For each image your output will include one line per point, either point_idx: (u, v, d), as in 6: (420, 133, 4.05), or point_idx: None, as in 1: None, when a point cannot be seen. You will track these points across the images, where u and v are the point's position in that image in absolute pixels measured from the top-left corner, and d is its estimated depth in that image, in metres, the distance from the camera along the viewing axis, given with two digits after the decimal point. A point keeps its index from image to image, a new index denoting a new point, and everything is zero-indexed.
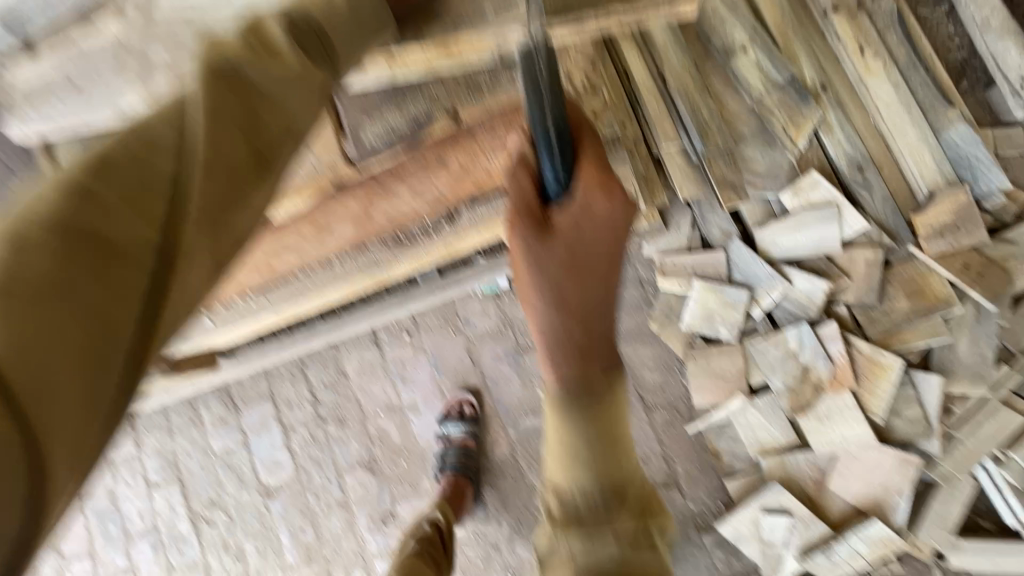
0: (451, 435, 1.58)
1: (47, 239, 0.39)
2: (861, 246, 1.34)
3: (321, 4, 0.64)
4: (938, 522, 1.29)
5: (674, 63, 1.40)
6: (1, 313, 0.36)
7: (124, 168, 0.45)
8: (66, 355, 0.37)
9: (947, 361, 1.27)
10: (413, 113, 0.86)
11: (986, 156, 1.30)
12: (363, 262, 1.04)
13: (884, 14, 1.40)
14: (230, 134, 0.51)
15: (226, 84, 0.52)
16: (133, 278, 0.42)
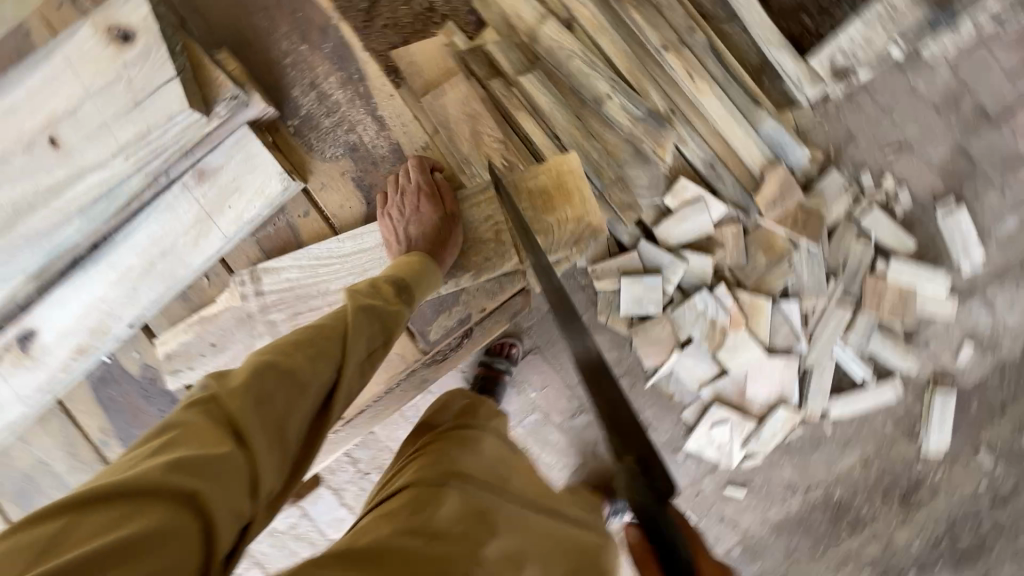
0: (495, 366, 1.95)
1: (266, 386, 0.96)
2: (727, 223, 1.84)
3: (415, 264, 1.35)
4: (819, 393, 1.90)
5: (562, 123, 1.78)
6: (238, 421, 0.91)
7: (286, 368, 0.98)
8: (254, 443, 0.90)
9: (798, 288, 1.84)
10: (458, 315, 1.54)
11: (790, 140, 1.81)
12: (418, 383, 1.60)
13: (699, 44, 1.82)
14: (359, 346, 1.09)
15: (365, 313, 1.13)
16: (286, 415, 0.95)
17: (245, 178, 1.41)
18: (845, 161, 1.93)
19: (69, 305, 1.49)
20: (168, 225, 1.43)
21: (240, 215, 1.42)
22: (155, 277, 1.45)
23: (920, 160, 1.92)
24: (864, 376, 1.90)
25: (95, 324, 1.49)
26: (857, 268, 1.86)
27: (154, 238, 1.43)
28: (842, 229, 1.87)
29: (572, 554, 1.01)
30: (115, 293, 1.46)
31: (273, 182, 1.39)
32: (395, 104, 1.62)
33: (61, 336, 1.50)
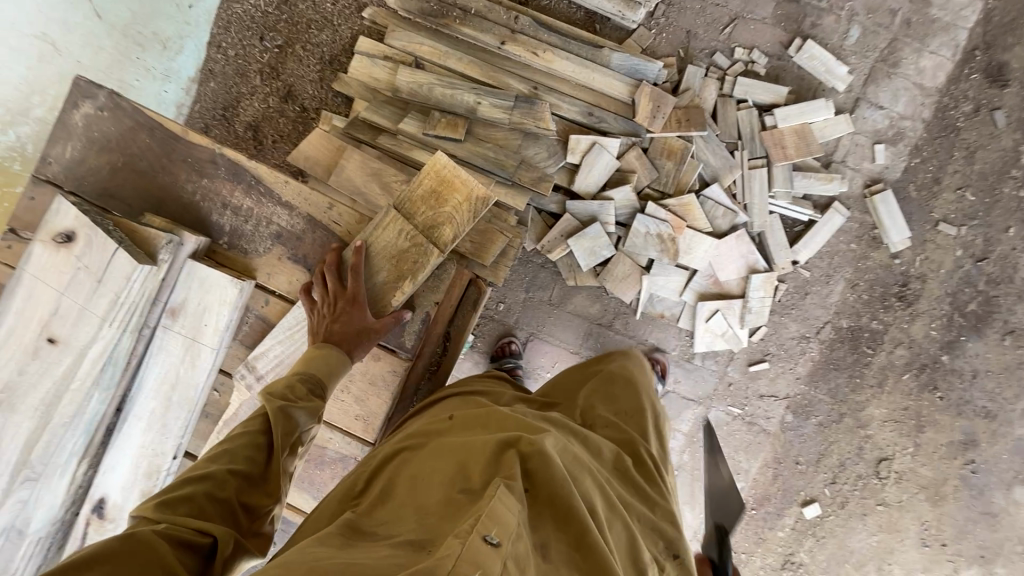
0: (506, 368, 2.08)
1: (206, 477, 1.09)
2: (627, 151, 2.03)
3: (323, 355, 1.34)
4: (779, 247, 2.05)
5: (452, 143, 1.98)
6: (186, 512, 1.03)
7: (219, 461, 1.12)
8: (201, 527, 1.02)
9: (712, 172, 2.02)
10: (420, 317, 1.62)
11: (640, 61, 2.01)
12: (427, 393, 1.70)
13: (528, 25, 2.05)
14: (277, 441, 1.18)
15: (278, 413, 1.19)
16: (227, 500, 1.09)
17: (206, 306, 1.40)
18: (697, 54, 2.14)
19: (111, 473, 1.43)
20: (166, 364, 1.41)
21: (221, 324, 1.40)
22: (178, 406, 1.41)
23: (755, 23, 2.13)
24: (808, 215, 2.06)
25: (143, 476, 1.42)
26: (752, 132, 2.04)
27: (160, 385, 1.42)
28: (723, 108, 2.06)
29: (573, 460, 1.12)
30: (148, 449, 1.42)
31: (228, 288, 1.39)
32: (291, 185, 1.49)
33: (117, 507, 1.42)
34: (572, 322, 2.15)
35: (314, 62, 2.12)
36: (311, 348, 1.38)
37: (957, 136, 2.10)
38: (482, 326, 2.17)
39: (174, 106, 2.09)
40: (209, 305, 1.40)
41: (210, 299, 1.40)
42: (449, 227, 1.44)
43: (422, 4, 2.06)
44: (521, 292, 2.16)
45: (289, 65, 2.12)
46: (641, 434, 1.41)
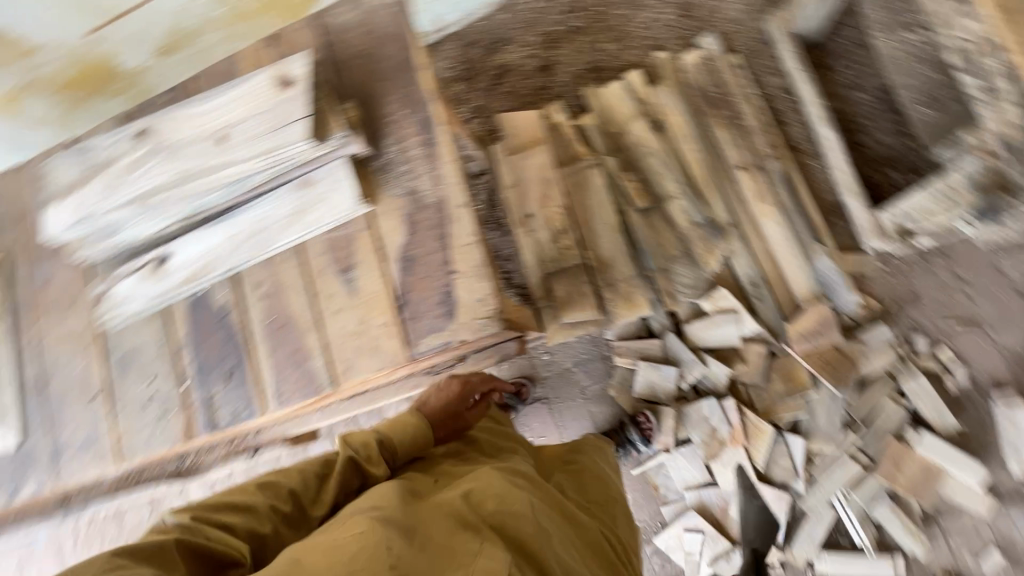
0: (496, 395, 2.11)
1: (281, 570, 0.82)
2: (754, 342, 1.87)
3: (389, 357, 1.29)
4: (806, 539, 1.83)
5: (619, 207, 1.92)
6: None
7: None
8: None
9: (810, 427, 1.80)
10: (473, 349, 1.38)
11: (841, 281, 1.85)
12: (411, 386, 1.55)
13: (776, 173, 1.95)
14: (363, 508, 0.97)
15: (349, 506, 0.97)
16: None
17: (325, 206, 1.21)
18: (903, 318, 1.88)
19: (134, 258, 1.31)
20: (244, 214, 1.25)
21: (321, 221, 1.22)
22: (233, 250, 1.26)
23: (989, 342, 1.82)
24: (862, 541, 1.80)
25: (160, 283, 1.29)
26: (882, 428, 1.79)
27: (233, 232, 1.26)
28: (876, 385, 1.82)
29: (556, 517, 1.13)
30: (184, 269, 1.28)
31: (349, 202, 1.20)
32: None
33: (123, 296, 1.32)
34: (583, 419, 2.12)
35: (586, 59, 2.17)
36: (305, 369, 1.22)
37: None
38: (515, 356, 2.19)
39: (462, 16, 2.24)
40: (325, 202, 1.21)
41: (327, 201, 1.21)
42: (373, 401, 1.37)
43: (708, 85, 2.02)
44: (568, 360, 2.14)
45: (568, 46, 2.20)
46: (598, 514, 1.33)
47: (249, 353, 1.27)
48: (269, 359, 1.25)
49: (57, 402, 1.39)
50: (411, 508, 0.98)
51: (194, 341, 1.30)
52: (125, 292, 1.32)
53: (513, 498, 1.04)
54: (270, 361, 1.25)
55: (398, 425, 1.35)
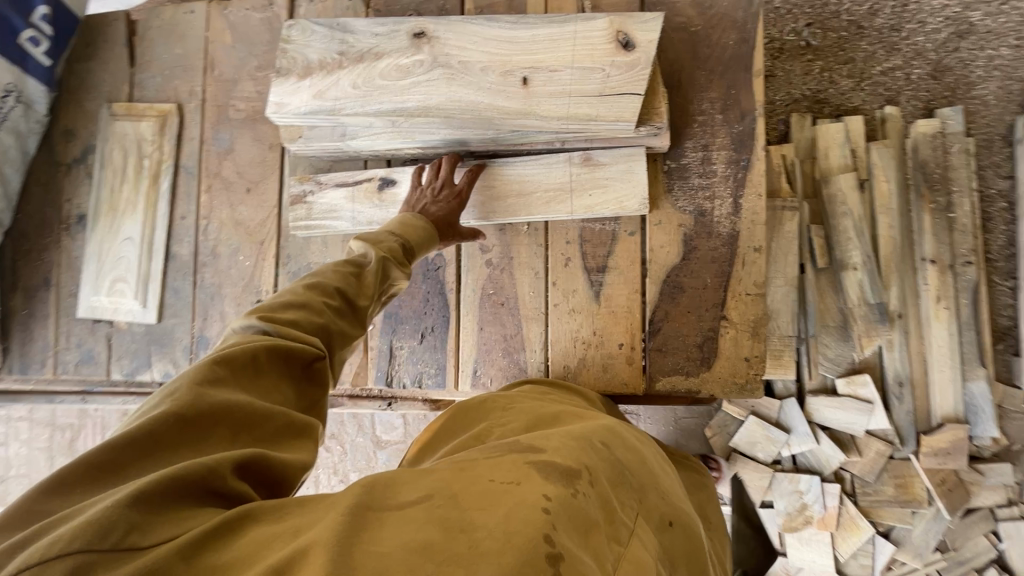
0: None
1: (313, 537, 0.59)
2: (877, 438, 1.82)
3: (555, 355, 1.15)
4: None
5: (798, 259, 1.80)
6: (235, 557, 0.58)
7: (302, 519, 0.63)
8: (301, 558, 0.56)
9: (902, 537, 1.79)
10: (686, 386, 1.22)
11: (989, 411, 1.78)
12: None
13: (966, 278, 1.82)
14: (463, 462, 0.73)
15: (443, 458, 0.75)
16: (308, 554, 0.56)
17: (609, 195, 1.21)
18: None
19: (354, 174, 1.33)
20: (515, 173, 1.25)
21: (598, 207, 1.21)
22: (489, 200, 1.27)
23: None
24: None
25: (374, 210, 1.31)
26: (966, 559, 1.79)
27: (497, 184, 1.26)
28: (978, 518, 1.80)
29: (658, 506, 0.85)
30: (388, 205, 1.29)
31: (635, 201, 1.20)
32: None
33: (328, 208, 1.32)
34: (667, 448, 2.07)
35: (809, 84, 1.96)
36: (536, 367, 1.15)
37: None
38: None
39: None
40: (608, 189, 1.21)
41: (613, 190, 1.21)
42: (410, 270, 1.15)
43: (931, 160, 1.85)
44: None
45: (794, 62, 1.97)
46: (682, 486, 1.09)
47: (451, 320, 1.32)
48: (476, 334, 1.30)
49: (209, 291, 1.41)
50: (503, 461, 0.73)
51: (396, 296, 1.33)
52: (332, 205, 1.32)
53: (621, 484, 0.78)
54: (475, 338, 1.30)
55: (417, 230, 1.18)
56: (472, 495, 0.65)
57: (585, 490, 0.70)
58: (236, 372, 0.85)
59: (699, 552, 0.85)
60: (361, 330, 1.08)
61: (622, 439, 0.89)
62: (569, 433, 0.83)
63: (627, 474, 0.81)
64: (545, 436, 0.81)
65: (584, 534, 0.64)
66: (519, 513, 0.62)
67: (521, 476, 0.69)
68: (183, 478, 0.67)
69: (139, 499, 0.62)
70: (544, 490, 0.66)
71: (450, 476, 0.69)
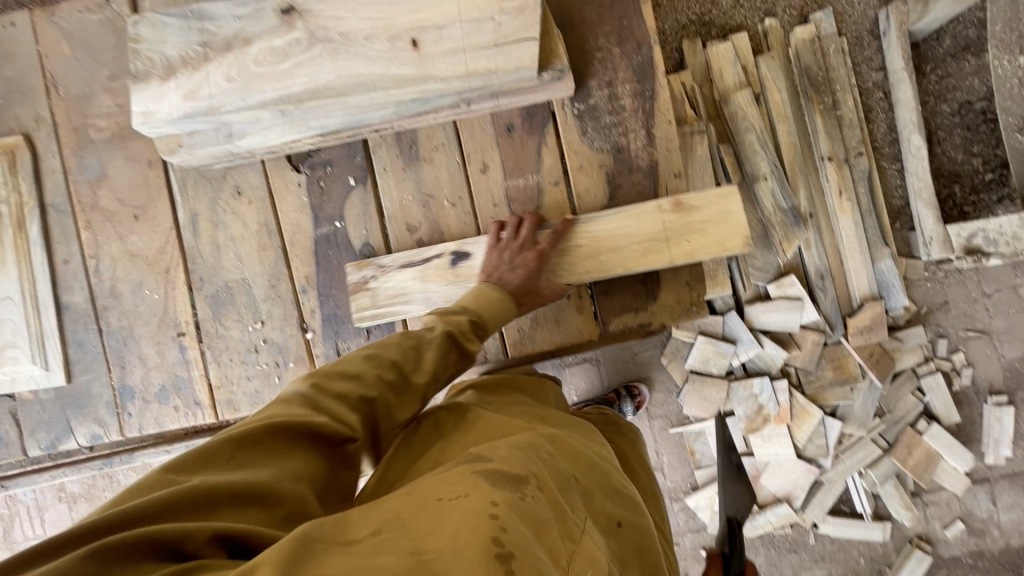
0: None
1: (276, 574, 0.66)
2: (811, 330, 1.97)
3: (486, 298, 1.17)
4: (818, 505, 2.06)
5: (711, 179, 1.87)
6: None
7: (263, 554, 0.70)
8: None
9: (846, 412, 1.97)
10: (640, 319, 1.28)
11: (898, 284, 1.97)
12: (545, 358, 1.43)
13: (860, 169, 1.97)
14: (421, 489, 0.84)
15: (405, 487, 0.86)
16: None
17: (702, 239, 1.20)
18: (931, 323, 2.07)
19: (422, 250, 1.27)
20: (609, 226, 1.22)
21: (698, 254, 1.21)
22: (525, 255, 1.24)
23: (993, 351, 2.07)
24: (864, 509, 2.06)
25: (451, 286, 1.25)
26: (901, 418, 2.00)
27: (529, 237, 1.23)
28: (904, 379, 2.02)
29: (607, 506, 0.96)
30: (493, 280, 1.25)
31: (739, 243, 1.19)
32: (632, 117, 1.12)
33: (398, 292, 1.27)
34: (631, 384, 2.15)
35: (693, 10, 2.01)
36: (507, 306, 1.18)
37: None
38: None
39: None
40: (718, 232, 1.20)
41: (711, 231, 1.20)
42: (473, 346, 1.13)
43: (812, 62, 1.95)
44: None
45: None
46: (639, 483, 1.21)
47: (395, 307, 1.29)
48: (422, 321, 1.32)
49: (119, 335, 1.37)
50: (456, 476, 0.84)
51: (326, 287, 1.33)
52: (399, 287, 1.27)
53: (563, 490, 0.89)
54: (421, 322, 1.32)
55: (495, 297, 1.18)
56: (423, 516, 0.77)
57: (530, 495, 0.82)
58: (259, 446, 0.89)
59: (648, 550, 0.95)
60: (407, 409, 1.07)
61: (565, 447, 1.02)
62: (518, 443, 0.96)
63: (569, 479, 0.92)
64: (494, 447, 0.94)
65: (531, 531, 0.75)
66: (466, 523, 0.73)
67: (465, 490, 0.80)
68: (157, 538, 0.72)
69: (93, 554, 0.68)
70: (491, 498, 0.78)
71: (408, 499, 0.81)
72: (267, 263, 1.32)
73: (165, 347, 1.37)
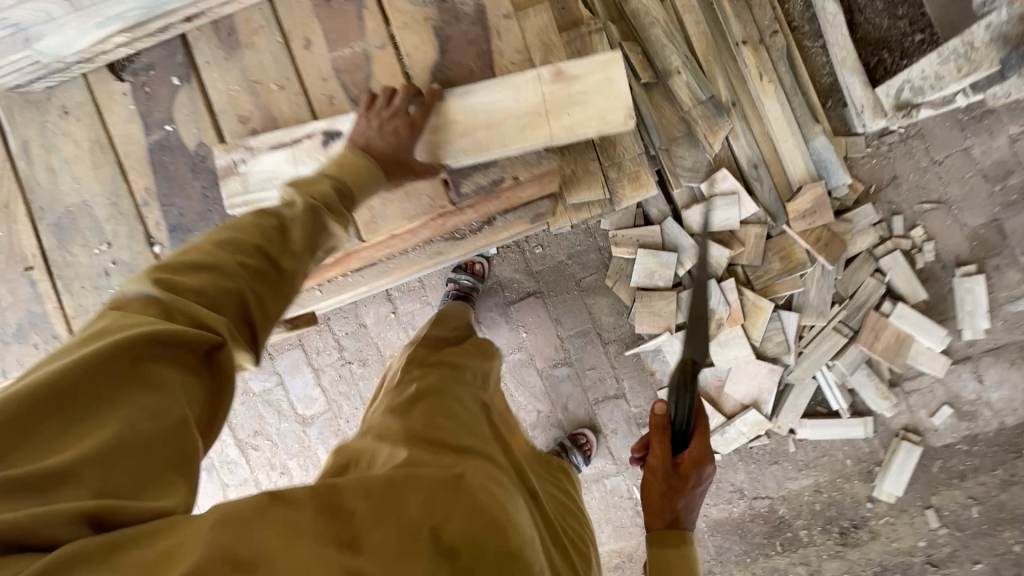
0: (460, 283, 2.03)
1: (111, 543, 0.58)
2: (752, 224, 1.88)
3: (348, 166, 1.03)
4: (791, 408, 1.94)
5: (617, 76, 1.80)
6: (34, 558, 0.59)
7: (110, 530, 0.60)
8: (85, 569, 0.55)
9: (802, 302, 1.88)
10: (490, 175, 1.22)
11: (836, 161, 1.86)
12: (430, 252, 1.40)
13: (777, 48, 1.89)
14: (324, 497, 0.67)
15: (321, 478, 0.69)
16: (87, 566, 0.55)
17: (582, 112, 1.13)
18: (881, 201, 1.96)
19: (292, 132, 1.25)
20: (487, 97, 1.15)
21: (576, 128, 1.14)
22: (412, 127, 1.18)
23: (953, 221, 1.95)
24: (840, 405, 1.94)
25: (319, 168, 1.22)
26: (863, 302, 1.89)
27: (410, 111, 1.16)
28: (861, 261, 1.91)
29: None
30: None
31: (619, 114, 1.12)
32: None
33: (267, 175, 1.24)
34: (579, 312, 2.07)
35: None
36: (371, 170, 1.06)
37: (1016, 461, 1.93)
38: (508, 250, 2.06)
39: None
40: (598, 102, 1.12)
41: (594, 103, 1.13)
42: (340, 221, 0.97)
43: None
44: (563, 253, 2.05)
45: None
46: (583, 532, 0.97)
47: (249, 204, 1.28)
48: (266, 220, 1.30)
49: None
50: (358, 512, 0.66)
51: (165, 194, 1.33)
52: (269, 171, 1.24)
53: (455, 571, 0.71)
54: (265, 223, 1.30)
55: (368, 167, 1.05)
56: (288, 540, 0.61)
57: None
58: (116, 363, 0.67)
59: None
60: (288, 285, 0.86)
61: (464, 380, 0.95)
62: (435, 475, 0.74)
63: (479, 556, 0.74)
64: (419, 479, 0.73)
65: None
66: None
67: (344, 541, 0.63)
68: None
69: None
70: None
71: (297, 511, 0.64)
72: (105, 179, 1.34)
73: (16, 283, 1.38)
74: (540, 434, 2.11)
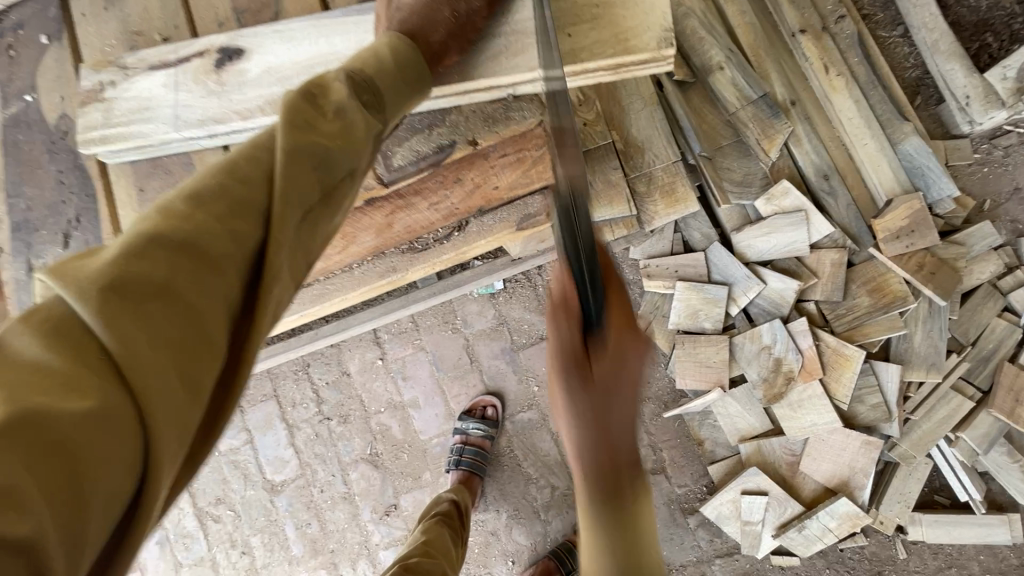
0: (469, 433, 1.65)
1: None
2: (827, 249, 1.44)
3: (381, 54, 0.71)
4: (898, 498, 1.43)
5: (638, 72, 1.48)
6: None
7: None
8: None
9: (903, 352, 1.41)
10: (436, 142, 0.96)
11: (937, 166, 1.42)
12: (381, 268, 1.09)
13: (847, 35, 1.50)
14: None
15: None
16: None
17: (594, 34, 0.86)
18: (1002, 219, 1.49)
19: (180, 48, 0.92)
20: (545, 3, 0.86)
21: (586, 60, 0.86)
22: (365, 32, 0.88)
23: None
24: (970, 497, 1.42)
25: (210, 99, 0.90)
26: (991, 352, 1.42)
27: (363, 21, 0.89)
28: (983, 298, 1.43)
29: None
30: (262, 78, 0.90)
31: (649, 39, 0.85)
32: None
33: (138, 105, 0.92)
34: None
35: None
36: (391, 46, 0.72)
37: None
38: (517, 285, 1.70)
39: None
40: (618, 20, 0.86)
41: (613, 23, 0.86)
42: (359, 130, 0.64)
43: None
44: None
45: None
46: None
47: (134, 189, 0.98)
48: (138, 201, 0.98)
49: None
50: None
51: (14, 181, 1.02)
52: (143, 98, 0.92)
53: None
54: (138, 205, 0.98)
55: (378, 65, 0.70)
56: None
57: None
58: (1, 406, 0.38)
59: None
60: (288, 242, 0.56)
61: None
62: None
63: None
64: None
65: None
66: None
67: None
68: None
69: None
70: None
71: None
72: None
73: None
74: (556, 517, 1.67)
